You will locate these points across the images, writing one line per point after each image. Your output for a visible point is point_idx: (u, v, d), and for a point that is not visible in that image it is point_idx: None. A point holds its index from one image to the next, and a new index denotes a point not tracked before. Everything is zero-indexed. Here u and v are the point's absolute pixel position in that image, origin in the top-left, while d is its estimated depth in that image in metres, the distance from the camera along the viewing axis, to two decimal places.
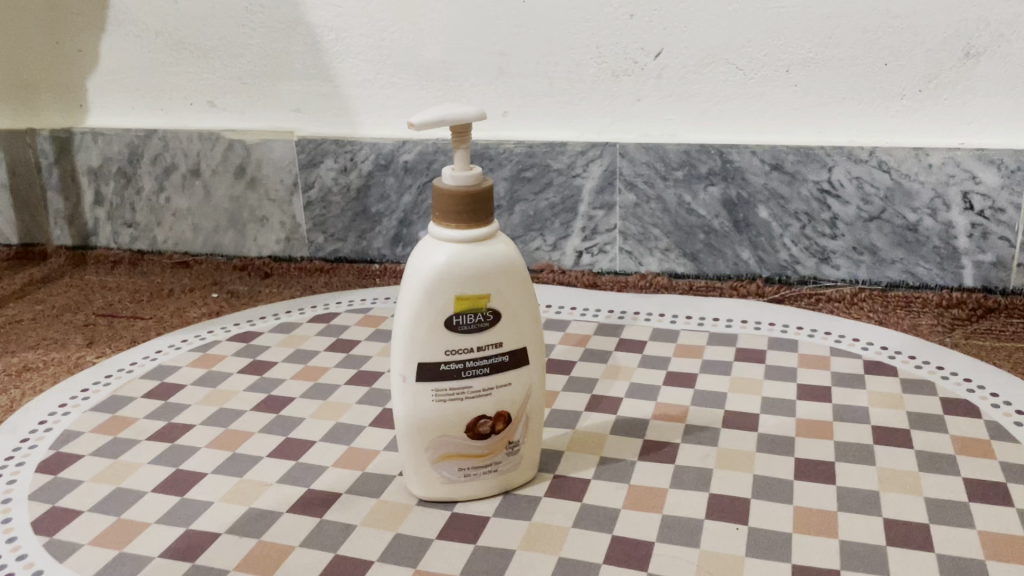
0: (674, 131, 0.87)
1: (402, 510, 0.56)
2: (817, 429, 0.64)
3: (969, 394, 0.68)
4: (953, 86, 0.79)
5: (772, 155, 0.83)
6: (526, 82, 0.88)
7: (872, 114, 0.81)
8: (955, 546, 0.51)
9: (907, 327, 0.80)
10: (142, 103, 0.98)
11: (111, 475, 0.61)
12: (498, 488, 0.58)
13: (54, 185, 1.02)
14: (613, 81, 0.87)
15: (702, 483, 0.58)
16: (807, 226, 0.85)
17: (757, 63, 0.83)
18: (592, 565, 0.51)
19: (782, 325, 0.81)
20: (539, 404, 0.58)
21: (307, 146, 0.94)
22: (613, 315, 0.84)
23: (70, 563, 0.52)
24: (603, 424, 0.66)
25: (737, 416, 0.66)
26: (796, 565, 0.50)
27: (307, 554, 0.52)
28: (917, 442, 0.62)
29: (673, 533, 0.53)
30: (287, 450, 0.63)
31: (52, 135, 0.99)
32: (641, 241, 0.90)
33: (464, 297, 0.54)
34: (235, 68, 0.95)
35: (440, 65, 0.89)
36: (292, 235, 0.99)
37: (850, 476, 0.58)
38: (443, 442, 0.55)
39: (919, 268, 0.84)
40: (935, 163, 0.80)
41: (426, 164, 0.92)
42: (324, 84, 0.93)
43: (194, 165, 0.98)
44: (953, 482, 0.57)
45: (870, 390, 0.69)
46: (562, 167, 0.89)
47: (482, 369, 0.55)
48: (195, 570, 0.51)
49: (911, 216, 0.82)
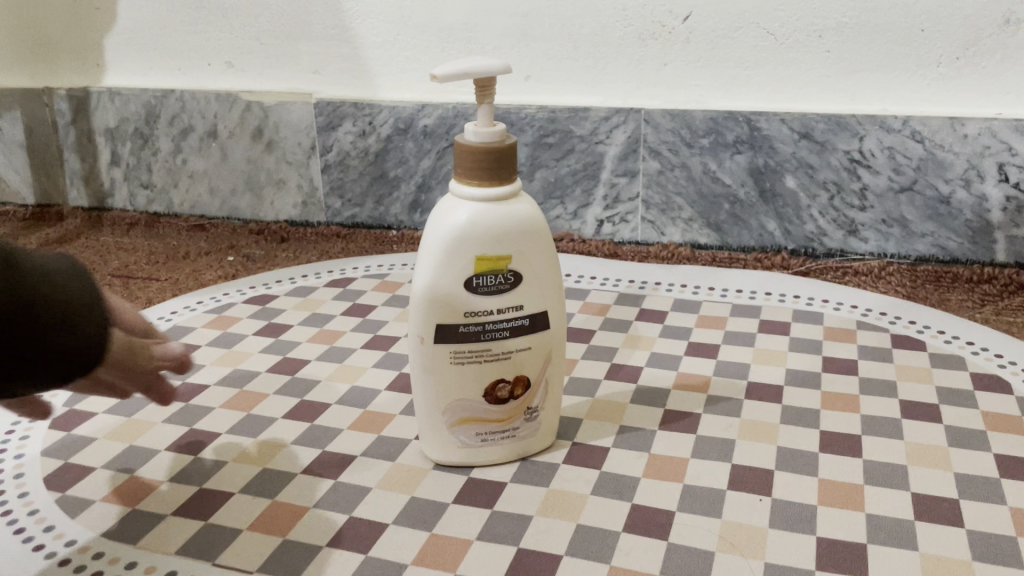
0: (701, 98, 0.85)
1: (419, 474, 0.55)
2: (843, 401, 0.63)
3: (1000, 369, 0.66)
4: (991, 53, 0.76)
5: (801, 124, 0.81)
6: (549, 45, 0.86)
7: (905, 82, 0.79)
8: (986, 522, 0.50)
9: (936, 302, 0.77)
10: (161, 63, 0.97)
11: (126, 432, 0.60)
12: (515, 454, 0.57)
13: (70, 145, 1.01)
14: (640, 46, 0.84)
15: (724, 454, 0.57)
16: (836, 197, 0.83)
17: (789, 28, 0.80)
18: (612, 532, 0.50)
19: (807, 298, 0.79)
20: (558, 369, 0.56)
21: (325, 108, 0.93)
22: (633, 286, 0.83)
23: (82, 518, 0.51)
24: (623, 392, 0.65)
25: (760, 388, 0.65)
26: (821, 538, 0.49)
27: (322, 516, 0.51)
28: (946, 417, 0.60)
29: (694, 503, 0.52)
30: (303, 413, 0.62)
31: (69, 94, 0.98)
32: (664, 211, 0.89)
33: (484, 258, 0.52)
34: (254, 28, 0.93)
35: (463, 26, 0.87)
36: (309, 199, 0.98)
37: (878, 450, 0.57)
38: (461, 405, 0.54)
39: (950, 242, 0.81)
40: (970, 133, 0.77)
41: (446, 128, 0.90)
42: (343, 45, 0.92)
43: (211, 126, 0.96)
44: (984, 458, 0.56)
45: (896, 364, 0.68)
46: (585, 132, 0.87)
47: (502, 332, 0.54)
48: (207, 529, 0.50)
49: (944, 188, 0.79)
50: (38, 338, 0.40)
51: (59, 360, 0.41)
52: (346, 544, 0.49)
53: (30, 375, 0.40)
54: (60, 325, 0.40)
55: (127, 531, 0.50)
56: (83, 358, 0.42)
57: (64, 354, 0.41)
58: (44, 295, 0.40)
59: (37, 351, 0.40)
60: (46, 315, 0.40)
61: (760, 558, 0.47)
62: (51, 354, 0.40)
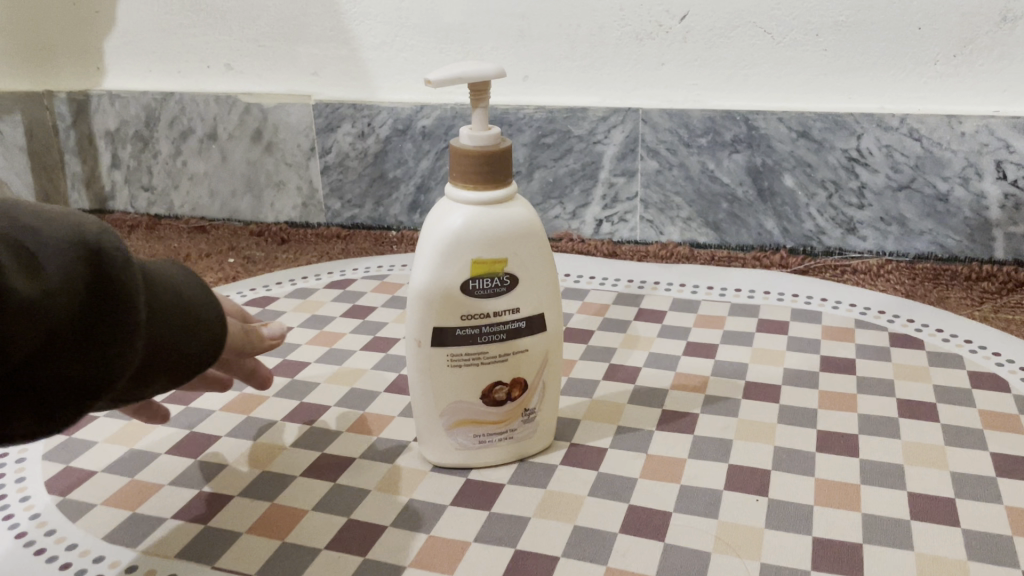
0: (699, 97, 0.85)
1: (417, 476, 0.56)
2: (840, 400, 0.63)
3: (997, 367, 0.66)
4: (989, 50, 0.76)
5: (799, 122, 0.81)
6: (547, 45, 0.87)
7: (903, 80, 0.79)
8: (982, 521, 0.50)
9: (935, 300, 0.78)
10: (161, 66, 0.98)
11: (127, 435, 0.61)
12: (513, 455, 0.57)
13: (71, 149, 1.01)
14: (637, 45, 0.85)
15: (721, 454, 0.57)
16: (834, 195, 0.83)
17: (786, 27, 0.80)
18: (609, 534, 0.50)
19: (805, 297, 0.79)
20: (556, 371, 0.57)
21: (324, 110, 0.93)
22: (632, 285, 0.83)
23: (83, 522, 0.52)
24: (621, 392, 0.65)
25: (758, 387, 0.65)
26: (818, 537, 0.49)
27: (320, 518, 0.52)
28: (943, 416, 0.60)
29: (691, 503, 0.52)
30: (303, 415, 0.63)
31: (69, 97, 0.99)
32: (662, 210, 0.89)
33: (480, 261, 0.52)
34: (252, 31, 0.93)
35: (460, 27, 0.88)
36: (309, 201, 0.98)
37: (875, 450, 0.57)
38: (458, 408, 0.55)
39: (948, 239, 0.81)
40: (968, 131, 0.77)
41: (445, 129, 0.90)
42: (342, 47, 0.92)
43: (211, 129, 0.97)
44: (981, 457, 0.56)
45: (894, 363, 0.68)
46: (584, 132, 0.87)
47: (499, 335, 0.54)
48: (206, 532, 0.51)
49: (942, 185, 0.79)
50: (170, 342, 0.41)
51: (190, 360, 0.42)
52: (344, 546, 0.49)
53: (163, 379, 0.41)
54: (184, 329, 0.42)
55: (127, 534, 0.51)
56: (207, 358, 0.43)
57: (191, 353, 0.42)
58: (170, 303, 0.41)
59: (169, 354, 0.41)
60: (173, 320, 0.41)
61: (757, 559, 0.47)
62: (179, 355, 0.41)
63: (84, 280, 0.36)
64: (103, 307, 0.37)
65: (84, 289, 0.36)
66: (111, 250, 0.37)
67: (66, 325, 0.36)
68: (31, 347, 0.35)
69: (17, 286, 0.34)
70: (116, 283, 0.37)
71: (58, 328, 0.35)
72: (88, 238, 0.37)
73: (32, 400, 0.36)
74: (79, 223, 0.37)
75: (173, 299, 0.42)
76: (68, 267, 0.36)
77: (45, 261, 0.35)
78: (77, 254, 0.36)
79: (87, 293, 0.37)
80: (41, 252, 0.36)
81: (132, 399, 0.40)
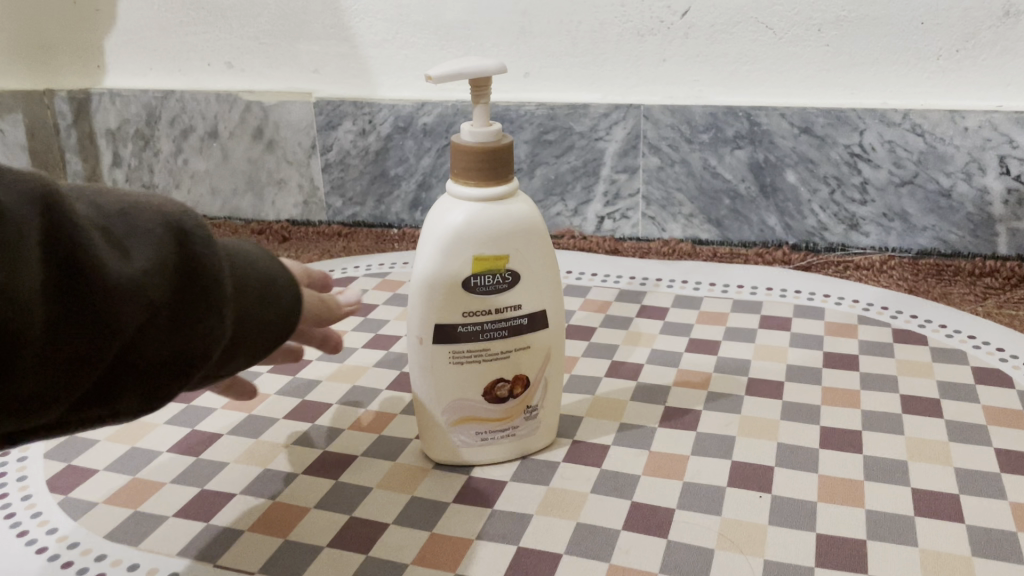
0: (701, 93, 0.85)
1: (419, 474, 0.56)
2: (843, 397, 0.63)
3: (1001, 362, 0.66)
4: (992, 45, 0.75)
5: (801, 118, 0.81)
6: (548, 42, 0.86)
7: (905, 76, 0.79)
8: (986, 517, 0.50)
9: (938, 295, 0.77)
10: (161, 64, 0.98)
11: (129, 434, 0.61)
12: (515, 453, 0.57)
13: (72, 147, 1.01)
14: (638, 42, 0.84)
15: (724, 451, 0.57)
16: (836, 191, 0.83)
17: (788, 22, 0.80)
18: (611, 531, 0.50)
19: (808, 293, 0.79)
20: (557, 368, 0.57)
21: (325, 108, 0.93)
22: (634, 282, 0.83)
23: (84, 520, 0.52)
24: (623, 389, 0.65)
25: (761, 383, 0.65)
26: (821, 534, 0.49)
27: (322, 516, 0.52)
28: (947, 411, 0.60)
29: (694, 501, 0.52)
30: (304, 412, 0.63)
31: (69, 96, 0.99)
32: (664, 207, 0.89)
33: (482, 258, 0.52)
34: (252, 28, 0.93)
35: (461, 24, 0.87)
36: (310, 199, 0.98)
37: (878, 446, 0.57)
38: (460, 405, 0.54)
39: (952, 235, 0.81)
40: (971, 126, 0.76)
41: (445, 126, 0.90)
42: (342, 44, 0.92)
43: (211, 127, 0.97)
44: (985, 453, 0.55)
45: (897, 359, 0.68)
46: (585, 129, 0.87)
47: (500, 332, 0.54)
48: (208, 530, 0.50)
49: (945, 181, 0.79)
50: (254, 316, 0.42)
51: (272, 334, 0.43)
52: (347, 544, 0.49)
53: (252, 350, 0.42)
54: (266, 300, 0.43)
55: (129, 532, 0.51)
56: (288, 328, 0.44)
57: (275, 327, 0.43)
58: (250, 276, 0.43)
59: (254, 328, 0.42)
60: (255, 295, 0.42)
61: (760, 555, 0.47)
62: (264, 329, 0.43)
63: (171, 260, 0.38)
64: (188, 283, 0.38)
65: (172, 268, 0.38)
66: (193, 230, 0.39)
67: (162, 301, 0.37)
68: (133, 326, 0.36)
69: (111, 267, 0.36)
70: (199, 262, 0.39)
71: (156, 305, 0.37)
72: (171, 217, 0.38)
73: (139, 377, 0.38)
74: (161, 204, 0.39)
75: (254, 272, 0.43)
76: (155, 247, 0.38)
77: (132, 242, 0.37)
78: (162, 234, 0.38)
79: (175, 270, 0.38)
80: (129, 233, 0.37)
81: (225, 372, 0.42)
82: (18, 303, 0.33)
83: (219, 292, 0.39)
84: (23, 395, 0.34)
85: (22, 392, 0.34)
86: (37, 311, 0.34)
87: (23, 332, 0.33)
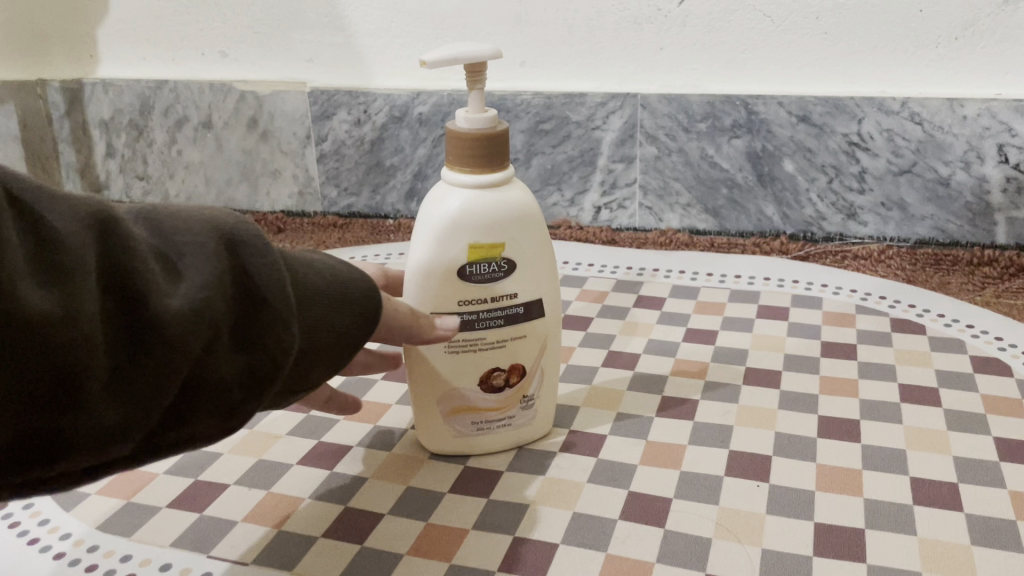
0: (698, 82, 0.84)
1: (415, 464, 0.55)
2: (840, 386, 0.62)
3: (999, 351, 0.66)
4: (990, 33, 0.75)
5: (799, 107, 0.81)
6: (545, 30, 0.86)
7: (904, 64, 0.78)
8: (985, 506, 0.49)
9: (937, 285, 0.77)
10: (153, 53, 0.97)
11: None
12: (510, 443, 0.56)
13: (65, 137, 1.00)
14: (635, 30, 0.84)
15: (721, 441, 0.56)
16: (835, 180, 0.82)
17: (786, 10, 0.79)
18: (607, 520, 0.49)
19: (806, 283, 0.79)
20: (554, 358, 0.56)
21: (319, 97, 0.92)
22: (632, 272, 0.83)
23: (76, 511, 0.51)
24: (620, 379, 0.64)
25: (758, 373, 0.65)
26: (818, 523, 0.48)
27: (317, 506, 0.51)
28: (945, 400, 0.60)
29: (691, 490, 0.52)
30: None
31: (62, 86, 0.98)
32: (661, 196, 0.89)
33: (477, 246, 0.52)
34: (245, 17, 0.92)
35: (455, 12, 0.87)
36: (305, 189, 0.97)
37: (876, 435, 0.56)
38: (455, 396, 0.54)
39: (951, 224, 0.81)
40: (970, 115, 0.76)
41: (441, 116, 0.90)
42: (336, 33, 0.91)
43: (206, 117, 0.96)
44: (984, 442, 0.55)
45: (896, 348, 0.67)
46: (582, 119, 0.86)
47: (496, 321, 0.53)
48: (201, 521, 0.50)
49: (944, 170, 0.79)
50: (321, 323, 0.41)
51: (343, 343, 0.42)
52: (341, 534, 0.49)
53: (322, 360, 0.41)
54: (332, 306, 0.41)
55: (121, 523, 0.50)
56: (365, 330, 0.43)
57: (344, 333, 0.42)
58: (315, 281, 0.41)
59: (324, 334, 0.41)
60: (323, 302, 0.41)
61: (758, 545, 0.47)
62: (335, 337, 0.41)
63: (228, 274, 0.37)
64: (245, 295, 0.38)
65: (230, 283, 0.37)
66: (247, 240, 0.38)
67: (224, 317, 0.37)
68: (202, 344, 0.36)
69: (168, 288, 0.35)
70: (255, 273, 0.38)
71: (219, 322, 0.36)
72: (226, 231, 0.38)
73: (212, 397, 0.37)
74: (215, 216, 0.38)
75: (317, 279, 0.41)
76: (212, 263, 0.37)
77: (188, 260, 0.36)
78: (217, 248, 0.37)
79: (231, 284, 0.37)
80: (184, 250, 0.36)
81: (299, 384, 0.41)
82: (81, 333, 0.32)
83: (283, 301, 0.38)
84: (100, 429, 0.33)
85: (97, 426, 0.33)
86: (101, 339, 0.33)
87: (89, 362, 0.33)
